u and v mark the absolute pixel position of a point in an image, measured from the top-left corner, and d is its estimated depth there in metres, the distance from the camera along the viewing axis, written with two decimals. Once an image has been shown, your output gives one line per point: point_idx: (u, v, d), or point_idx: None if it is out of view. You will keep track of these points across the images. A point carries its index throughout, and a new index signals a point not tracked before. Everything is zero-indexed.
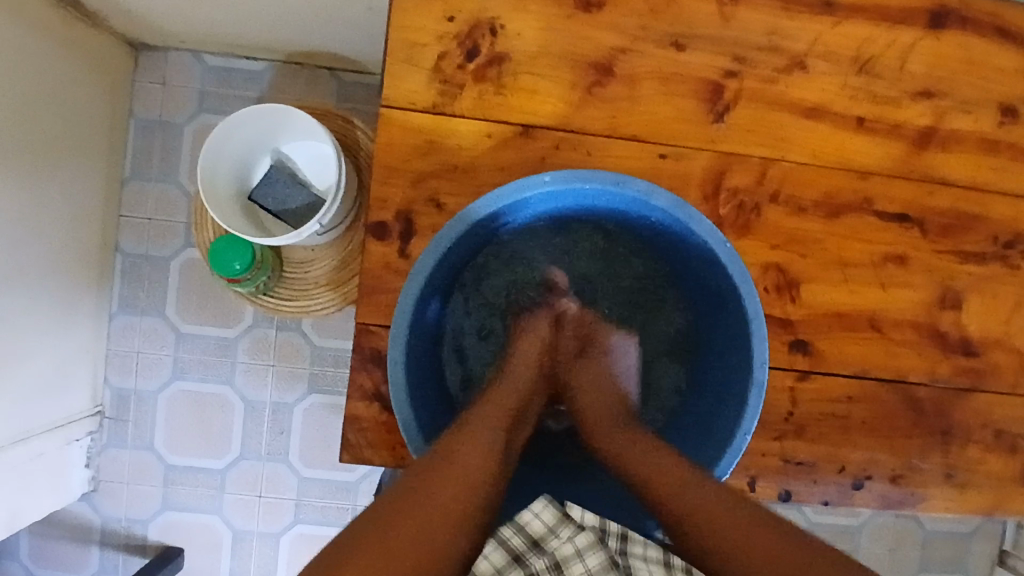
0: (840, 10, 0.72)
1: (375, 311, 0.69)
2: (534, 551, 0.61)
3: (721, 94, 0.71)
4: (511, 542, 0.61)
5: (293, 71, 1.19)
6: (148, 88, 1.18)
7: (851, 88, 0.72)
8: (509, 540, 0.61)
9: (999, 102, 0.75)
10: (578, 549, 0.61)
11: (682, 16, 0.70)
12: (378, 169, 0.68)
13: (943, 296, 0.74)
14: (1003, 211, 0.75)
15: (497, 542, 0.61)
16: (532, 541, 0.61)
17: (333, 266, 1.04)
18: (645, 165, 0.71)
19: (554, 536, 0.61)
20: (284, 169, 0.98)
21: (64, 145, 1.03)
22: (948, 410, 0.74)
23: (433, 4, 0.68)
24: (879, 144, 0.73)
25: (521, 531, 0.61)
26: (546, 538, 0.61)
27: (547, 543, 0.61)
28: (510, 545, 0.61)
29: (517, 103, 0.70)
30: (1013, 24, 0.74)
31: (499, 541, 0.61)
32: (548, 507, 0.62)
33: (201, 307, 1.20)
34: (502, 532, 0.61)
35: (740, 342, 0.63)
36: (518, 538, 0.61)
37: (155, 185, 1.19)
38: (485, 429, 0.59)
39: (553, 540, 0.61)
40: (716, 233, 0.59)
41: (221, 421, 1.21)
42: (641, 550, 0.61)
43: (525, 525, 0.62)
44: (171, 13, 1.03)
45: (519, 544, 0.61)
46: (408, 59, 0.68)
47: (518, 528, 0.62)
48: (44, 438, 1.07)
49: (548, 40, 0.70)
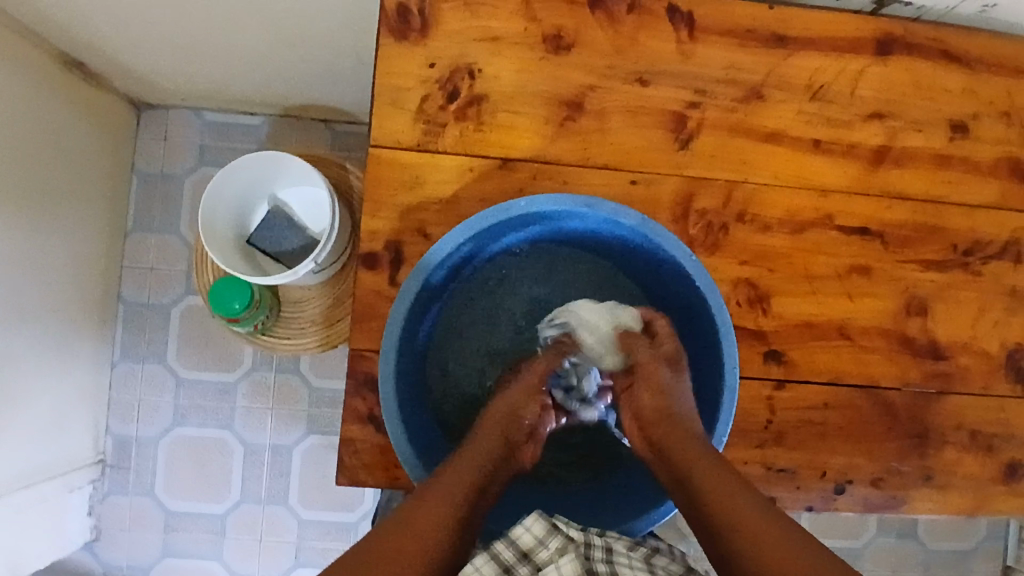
0: (791, 43, 0.78)
1: (367, 338, 0.73)
2: (523, 563, 0.58)
3: (684, 123, 0.76)
4: (501, 556, 0.59)
5: (289, 123, 1.26)
6: (150, 143, 1.25)
7: (806, 114, 0.78)
8: (500, 553, 0.58)
9: (948, 120, 0.80)
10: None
11: (645, 54, 0.76)
12: (368, 203, 0.73)
13: (908, 303, 0.78)
14: (960, 220, 0.79)
15: (487, 556, 0.58)
16: (523, 553, 0.59)
17: (328, 305, 1.08)
18: (617, 192, 0.75)
19: (544, 547, 0.59)
20: (280, 214, 1.03)
21: (67, 198, 1.08)
22: (922, 413, 0.77)
23: (414, 52, 0.74)
24: (837, 164, 0.78)
25: (512, 544, 0.59)
26: (535, 551, 0.59)
27: (537, 555, 0.59)
28: (501, 558, 0.58)
29: (495, 138, 0.75)
30: (957, 47, 0.80)
31: (490, 556, 0.58)
32: (537, 519, 0.61)
33: (201, 352, 1.23)
34: (493, 545, 0.60)
35: (711, 351, 0.67)
36: (509, 551, 0.59)
37: (157, 235, 1.24)
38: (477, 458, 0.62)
39: (543, 552, 0.59)
40: (680, 246, 0.64)
41: (221, 465, 1.22)
42: (627, 560, 0.57)
43: (515, 539, 0.60)
44: (172, 72, 1.10)
45: (509, 558, 0.59)
46: (394, 102, 0.74)
47: (510, 542, 0.60)
48: (47, 484, 1.09)
49: (522, 80, 0.75)
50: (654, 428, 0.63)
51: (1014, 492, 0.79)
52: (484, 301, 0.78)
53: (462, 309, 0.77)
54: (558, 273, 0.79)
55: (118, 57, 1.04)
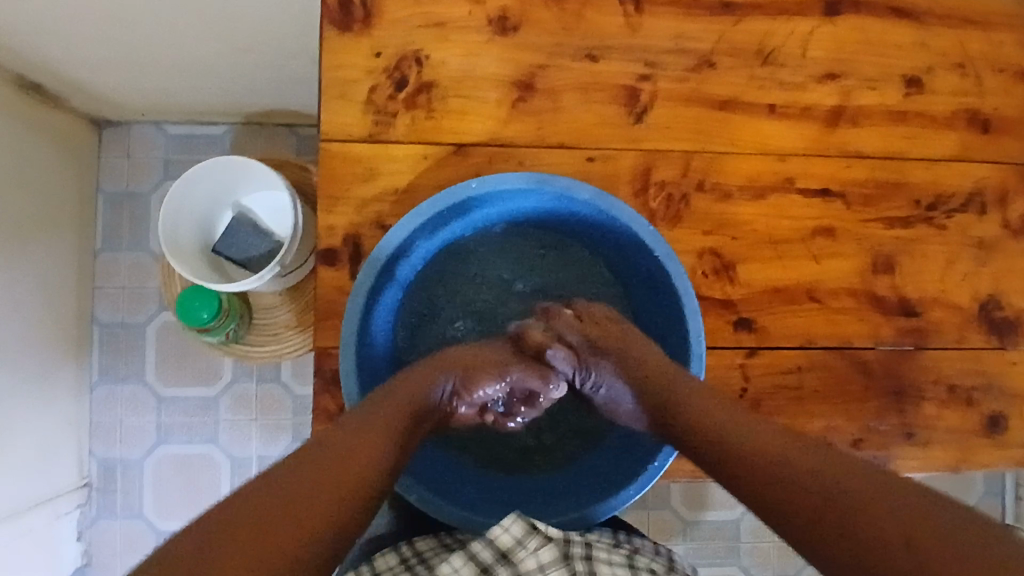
0: (739, 9, 0.77)
1: (332, 335, 0.72)
2: (503, 564, 0.57)
3: (637, 96, 0.76)
4: (479, 556, 0.58)
5: (251, 131, 1.24)
6: (113, 161, 1.23)
7: (759, 79, 0.77)
8: (477, 553, 0.58)
9: (902, 75, 0.79)
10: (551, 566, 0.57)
11: (593, 30, 0.76)
12: (323, 199, 0.72)
13: (875, 261, 0.78)
14: (922, 175, 0.79)
15: (464, 557, 0.58)
16: (501, 554, 0.57)
17: (299, 309, 1.07)
18: (575, 170, 0.75)
19: (523, 547, 0.58)
20: (244, 220, 1.02)
21: (36, 222, 1.06)
22: (898, 371, 0.77)
23: (359, 43, 0.73)
24: (794, 127, 0.78)
25: (490, 545, 0.58)
26: (514, 551, 0.57)
27: (516, 556, 0.57)
28: (479, 559, 0.58)
29: (448, 125, 0.74)
30: (905, 3, 0.80)
31: (468, 556, 0.58)
32: (516, 520, 0.59)
33: (179, 368, 1.22)
34: (471, 545, 0.59)
35: (676, 321, 0.67)
36: (487, 552, 0.58)
37: (127, 254, 1.22)
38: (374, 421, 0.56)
39: (523, 554, 0.57)
40: (637, 218, 0.64)
41: (209, 480, 1.21)
42: (607, 555, 0.60)
43: (494, 540, 0.58)
44: (130, 88, 1.08)
45: (487, 558, 0.58)
46: (342, 95, 0.73)
47: (488, 542, 0.58)
48: (33, 513, 1.07)
49: (470, 64, 0.74)
50: (649, 395, 0.64)
51: (997, 443, 0.78)
52: (444, 287, 0.78)
53: (435, 302, 0.77)
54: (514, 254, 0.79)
55: (75, 76, 1.02)
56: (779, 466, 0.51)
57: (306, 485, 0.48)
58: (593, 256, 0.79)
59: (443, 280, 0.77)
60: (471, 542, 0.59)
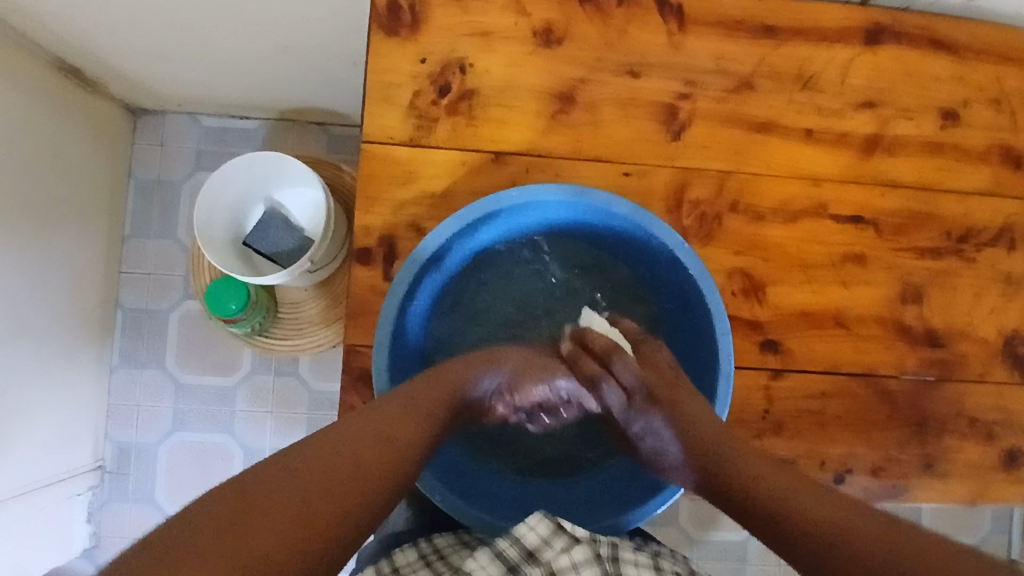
0: (780, 33, 0.78)
1: (362, 332, 0.73)
2: (529, 562, 0.57)
3: (675, 115, 0.77)
4: (506, 553, 0.58)
5: (284, 127, 1.26)
6: (147, 150, 1.25)
7: (797, 103, 0.78)
8: (504, 552, 0.58)
9: (940, 107, 0.80)
10: (583, 564, 0.56)
11: (635, 47, 0.76)
12: (362, 199, 0.73)
13: (904, 291, 0.78)
14: (955, 208, 0.79)
15: (491, 555, 0.58)
16: (527, 552, 0.57)
17: (324, 305, 1.09)
18: (610, 184, 0.76)
19: (550, 546, 0.57)
20: (276, 215, 1.03)
21: (68, 204, 1.08)
22: (921, 401, 0.77)
23: (405, 47, 0.74)
24: (830, 153, 0.78)
25: (516, 543, 0.58)
26: (541, 550, 0.58)
27: (543, 554, 0.57)
28: (505, 558, 0.57)
29: (487, 133, 0.75)
30: (947, 35, 0.80)
31: (494, 553, 0.58)
32: (542, 519, 0.59)
33: (200, 357, 1.23)
34: (497, 544, 0.59)
35: (706, 339, 0.68)
36: (513, 550, 0.58)
37: (155, 241, 1.24)
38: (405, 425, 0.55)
39: (549, 552, 0.57)
40: (673, 235, 0.65)
41: (222, 470, 1.22)
42: (632, 556, 0.60)
43: (520, 538, 0.59)
44: (168, 77, 1.10)
45: (513, 557, 0.57)
46: (386, 98, 0.74)
47: (514, 540, 0.59)
48: (47, 490, 1.08)
49: (512, 74, 0.75)
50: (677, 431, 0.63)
51: (1016, 479, 0.78)
52: (479, 285, 0.78)
53: (466, 306, 0.78)
54: (550, 257, 0.79)
55: (115, 62, 1.04)
56: (794, 498, 0.51)
57: (323, 495, 0.45)
58: (623, 269, 0.80)
59: (479, 279, 0.78)
60: (497, 541, 0.59)
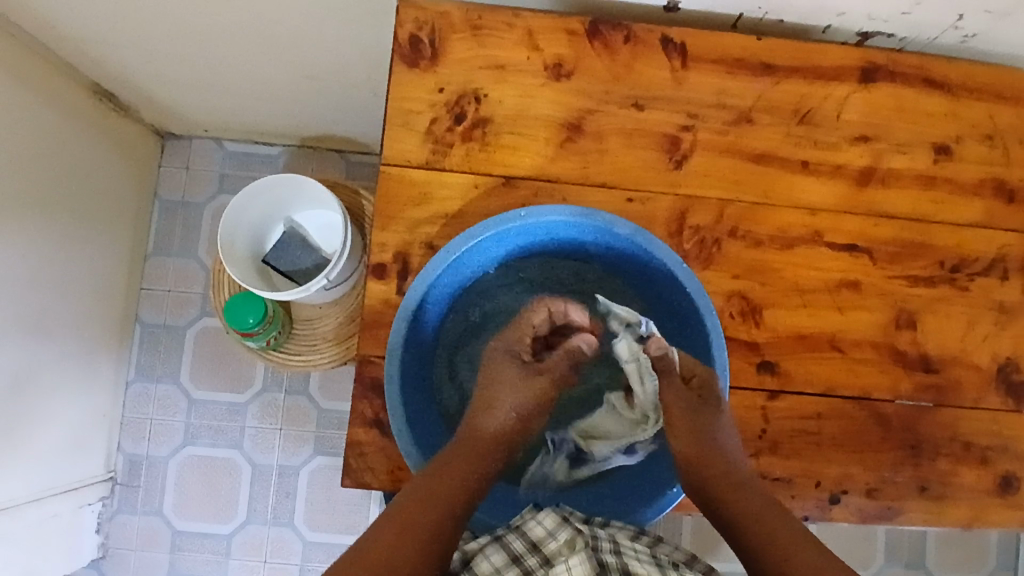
0: (779, 71, 0.82)
1: (375, 344, 0.76)
2: (532, 552, 0.64)
3: (677, 144, 0.81)
4: (512, 545, 0.65)
5: (305, 153, 1.32)
6: (173, 172, 1.31)
7: (794, 136, 0.82)
8: (511, 543, 0.65)
9: (932, 142, 0.84)
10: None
11: (640, 82, 0.81)
12: (379, 218, 0.78)
13: (898, 317, 0.81)
14: (948, 238, 0.83)
15: (499, 546, 0.65)
16: (532, 544, 0.65)
17: (339, 322, 1.12)
18: (614, 209, 0.80)
19: (553, 538, 0.65)
20: (295, 235, 1.08)
21: (97, 220, 1.13)
22: (915, 425, 0.79)
23: (424, 78, 0.79)
24: (825, 184, 0.82)
25: (523, 536, 0.65)
26: (544, 541, 0.65)
27: (545, 545, 0.64)
28: (511, 547, 0.64)
29: (499, 158, 0.79)
30: (941, 75, 0.84)
31: (502, 544, 0.65)
32: (550, 513, 0.66)
33: (213, 372, 1.26)
34: (505, 537, 0.66)
35: (702, 356, 0.73)
36: (519, 542, 0.65)
37: (176, 259, 1.29)
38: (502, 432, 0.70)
39: (552, 544, 0.64)
40: (672, 255, 0.69)
41: (230, 484, 1.24)
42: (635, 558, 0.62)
43: (527, 532, 0.66)
44: (198, 104, 1.17)
45: (518, 548, 0.64)
46: (405, 124, 0.79)
47: (521, 534, 0.66)
48: (59, 499, 1.11)
49: (524, 104, 0.80)
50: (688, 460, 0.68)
51: (1011, 504, 0.80)
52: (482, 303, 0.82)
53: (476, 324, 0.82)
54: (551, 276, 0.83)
55: (148, 88, 1.10)
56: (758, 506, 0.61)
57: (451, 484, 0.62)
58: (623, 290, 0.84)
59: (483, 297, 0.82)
60: (505, 533, 0.66)
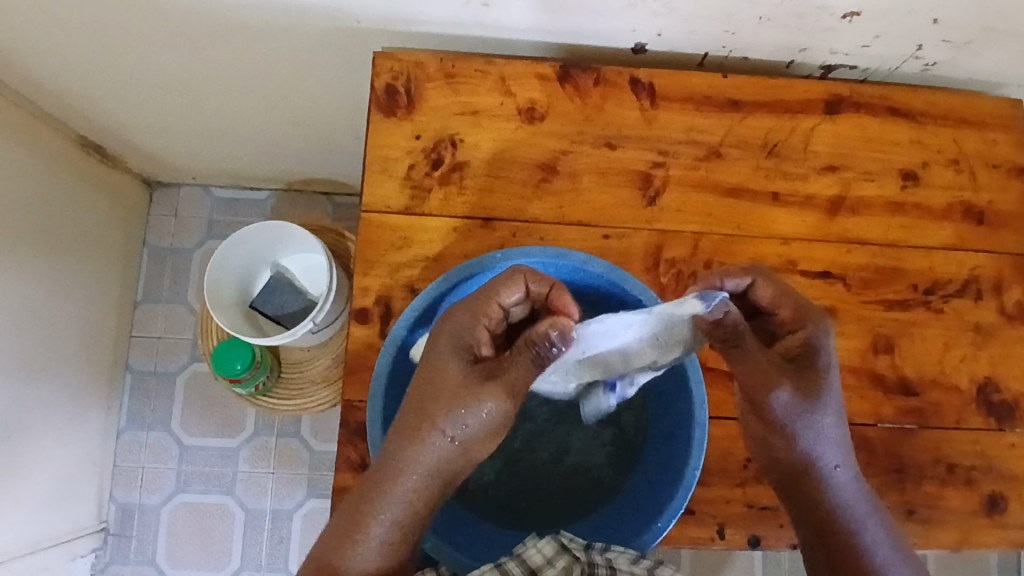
0: (745, 107, 0.85)
1: (360, 388, 0.77)
2: None
3: (650, 181, 0.83)
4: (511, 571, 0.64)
5: (292, 197, 1.33)
6: (162, 219, 1.32)
7: (764, 169, 0.84)
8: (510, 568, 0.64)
9: (899, 169, 0.86)
10: None
11: (611, 121, 0.83)
12: (361, 263, 0.79)
13: (875, 342, 0.82)
14: (920, 262, 0.84)
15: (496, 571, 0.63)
16: (531, 569, 0.64)
17: (325, 364, 1.13)
18: (591, 246, 0.82)
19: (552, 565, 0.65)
20: (282, 279, 1.09)
21: (85, 270, 1.15)
22: (898, 449, 0.80)
23: (402, 126, 0.82)
24: (797, 214, 0.84)
25: (522, 562, 0.65)
26: (544, 568, 0.65)
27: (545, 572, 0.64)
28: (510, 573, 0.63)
29: (477, 201, 0.81)
30: (904, 103, 0.87)
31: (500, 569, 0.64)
32: (548, 541, 0.67)
33: (204, 417, 1.26)
34: (504, 564, 0.65)
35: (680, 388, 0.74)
36: (518, 568, 0.64)
37: (165, 305, 1.30)
38: (413, 474, 0.65)
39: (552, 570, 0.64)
40: (645, 290, 0.71)
41: (223, 530, 1.24)
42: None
43: (526, 558, 0.65)
44: (183, 152, 1.19)
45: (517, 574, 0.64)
46: (384, 171, 0.81)
47: (519, 560, 0.65)
48: (50, 552, 1.10)
49: (500, 147, 0.82)
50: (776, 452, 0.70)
51: (999, 524, 0.80)
52: None
53: None
54: None
55: (133, 138, 1.12)
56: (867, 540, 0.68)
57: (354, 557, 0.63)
58: None
59: None
60: (504, 560, 0.65)
